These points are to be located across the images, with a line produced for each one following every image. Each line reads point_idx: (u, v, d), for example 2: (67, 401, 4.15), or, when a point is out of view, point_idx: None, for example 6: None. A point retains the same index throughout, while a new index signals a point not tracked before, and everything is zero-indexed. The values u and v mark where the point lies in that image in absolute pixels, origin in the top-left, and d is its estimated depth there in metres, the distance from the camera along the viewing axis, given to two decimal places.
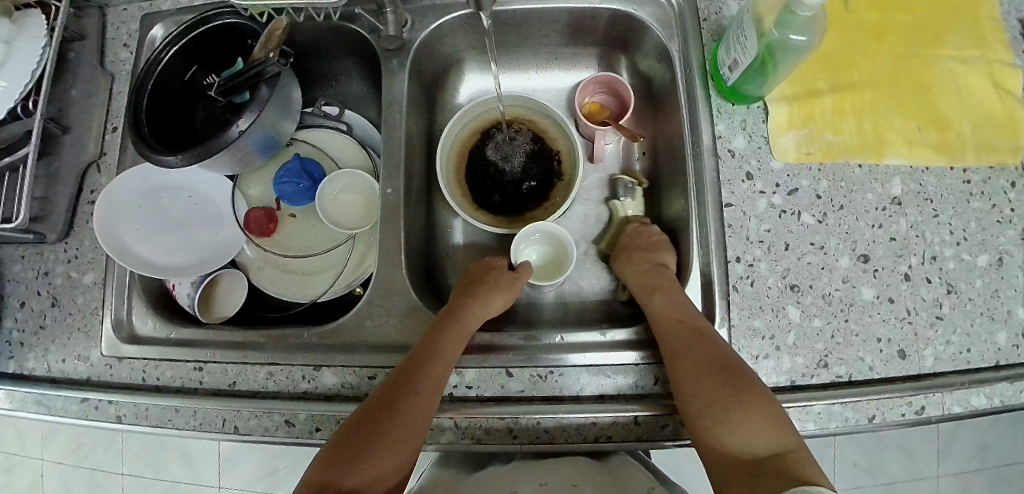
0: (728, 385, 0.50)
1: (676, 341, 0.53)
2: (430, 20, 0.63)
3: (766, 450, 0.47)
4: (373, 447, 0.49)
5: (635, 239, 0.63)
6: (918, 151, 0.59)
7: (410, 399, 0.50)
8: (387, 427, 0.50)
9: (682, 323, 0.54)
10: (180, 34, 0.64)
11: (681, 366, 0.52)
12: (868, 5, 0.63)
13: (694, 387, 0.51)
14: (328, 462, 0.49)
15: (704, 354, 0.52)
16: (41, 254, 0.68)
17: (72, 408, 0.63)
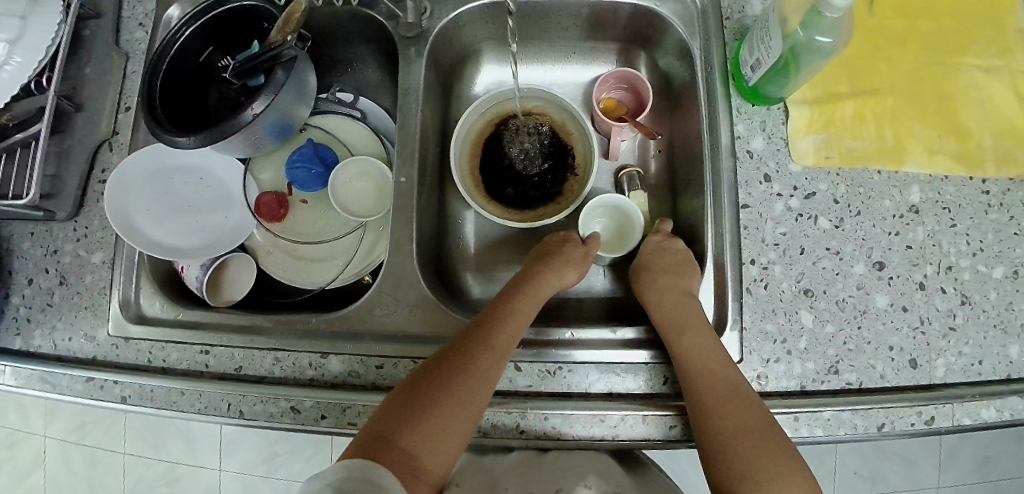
0: (770, 437, 0.49)
1: (715, 386, 0.51)
2: (449, 9, 0.62)
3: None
4: (436, 406, 0.48)
5: (659, 257, 0.61)
6: (938, 160, 0.59)
7: (483, 360, 0.51)
8: (455, 383, 0.49)
9: (717, 374, 0.52)
10: (196, 15, 0.63)
11: (721, 416, 0.50)
12: (893, 9, 0.62)
13: (736, 439, 0.49)
14: (389, 415, 0.48)
15: (744, 412, 0.50)
16: (50, 231, 0.68)
17: (77, 386, 0.62)
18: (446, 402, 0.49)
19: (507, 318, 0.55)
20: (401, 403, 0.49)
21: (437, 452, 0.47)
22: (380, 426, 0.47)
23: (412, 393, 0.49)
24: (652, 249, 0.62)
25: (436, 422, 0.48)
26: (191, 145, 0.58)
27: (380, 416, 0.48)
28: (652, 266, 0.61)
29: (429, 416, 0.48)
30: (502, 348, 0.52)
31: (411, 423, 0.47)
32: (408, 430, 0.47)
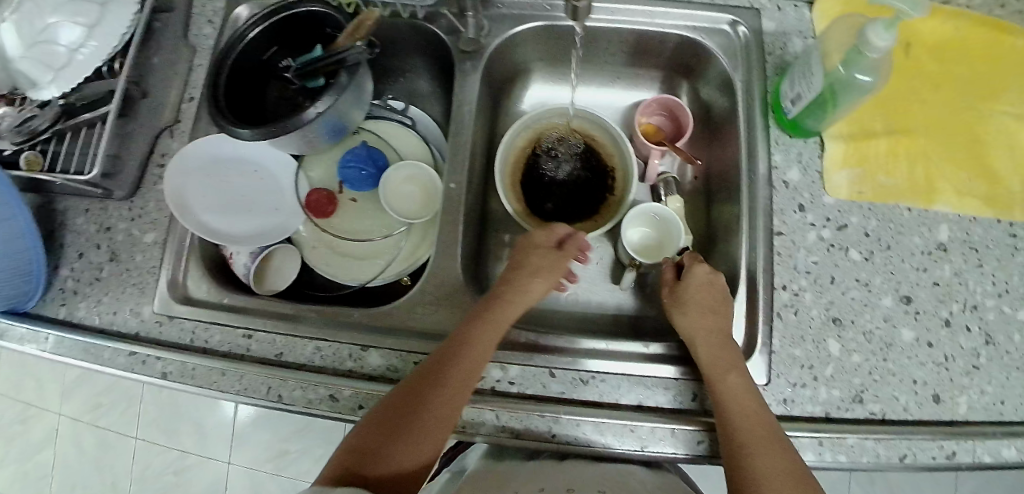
0: (804, 491, 0.48)
1: (752, 433, 0.50)
2: (506, 28, 0.66)
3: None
4: (410, 421, 0.51)
5: (696, 293, 0.59)
6: (967, 201, 0.61)
7: (455, 376, 0.52)
8: (427, 399, 0.51)
9: (753, 420, 0.51)
10: (265, 16, 0.66)
11: (756, 467, 0.49)
12: (929, 54, 0.65)
13: (770, 491, 0.48)
14: (367, 432, 0.51)
15: (778, 463, 0.49)
16: (105, 209, 0.70)
17: (120, 360, 0.65)
18: (419, 418, 0.51)
19: (484, 329, 0.56)
20: (380, 419, 0.51)
21: (410, 464, 0.50)
22: (360, 441, 0.50)
23: (390, 410, 0.52)
24: (690, 283, 0.60)
25: (409, 437, 0.50)
26: (249, 136, 0.61)
27: (359, 432, 0.51)
28: (684, 302, 0.59)
29: (404, 432, 0.50)
30: (473, 363, 0.53)
31: (385, 440, 0.50)
32: (383, 447, 0.50)
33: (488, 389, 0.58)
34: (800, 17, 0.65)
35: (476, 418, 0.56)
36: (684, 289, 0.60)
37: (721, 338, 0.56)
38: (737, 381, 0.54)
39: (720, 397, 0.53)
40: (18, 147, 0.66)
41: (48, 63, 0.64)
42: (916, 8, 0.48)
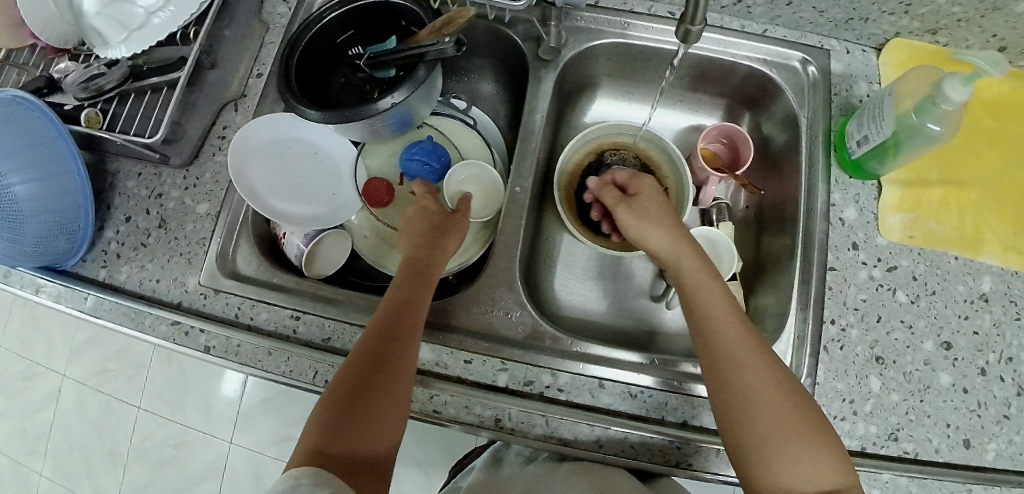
0: (791, 399, 0.49)
1: (734, 349, 0.51)
2: (583, 41, 0.67)
3: (823, 484, 0.47)
4: (369, 402, 0.50)
5: (653, 203, 0.62)
6: (1013, 255, 0.63)
7: (404, 347, 0.53)
8: (381, 377, 0.51)
9: (740, 340, 0.52)
10: (343, 3, 0.66)
11: (740, 376, 0.50)
12: (986, 111, 0.68)
13: (758, 399, 0.49)
14: (323, 425, 0.49)
15: (764, 371, 0.50)
16: (159, 175, 0.70)
17: (161, 328, 0.64)
18: (376, 394, 0.50)
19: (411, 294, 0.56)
20: (333, 407, 0.50)
21: (377, 441, 0.50)
22: (316, 436, 0.48)
23: (342, 394, 0.50)
24: (647, 196, 0.63)
25: (368, 417, 0.50)
26: (318, 119, 0.61)
27: (313, 427, 0.49)
28: (644, 213, 0.61)
29: (363, 414, 0.50)
30: (412, 333, 0.54)
31: (342, 425, 0.49)
32: (344, 435, 0.49)
33: (537, 394, 0.58)
34: (868, 62, 0.68)
35: (525, 421, 0.57)
36: (642, 202, 0.62)
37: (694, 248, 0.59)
38: (711, 294, 0.55)
39: (704, 314, 0.54)
40: (82, 102, 0.66)
41: (124, 23, 0.64)
42: (995, 66, 0.51)
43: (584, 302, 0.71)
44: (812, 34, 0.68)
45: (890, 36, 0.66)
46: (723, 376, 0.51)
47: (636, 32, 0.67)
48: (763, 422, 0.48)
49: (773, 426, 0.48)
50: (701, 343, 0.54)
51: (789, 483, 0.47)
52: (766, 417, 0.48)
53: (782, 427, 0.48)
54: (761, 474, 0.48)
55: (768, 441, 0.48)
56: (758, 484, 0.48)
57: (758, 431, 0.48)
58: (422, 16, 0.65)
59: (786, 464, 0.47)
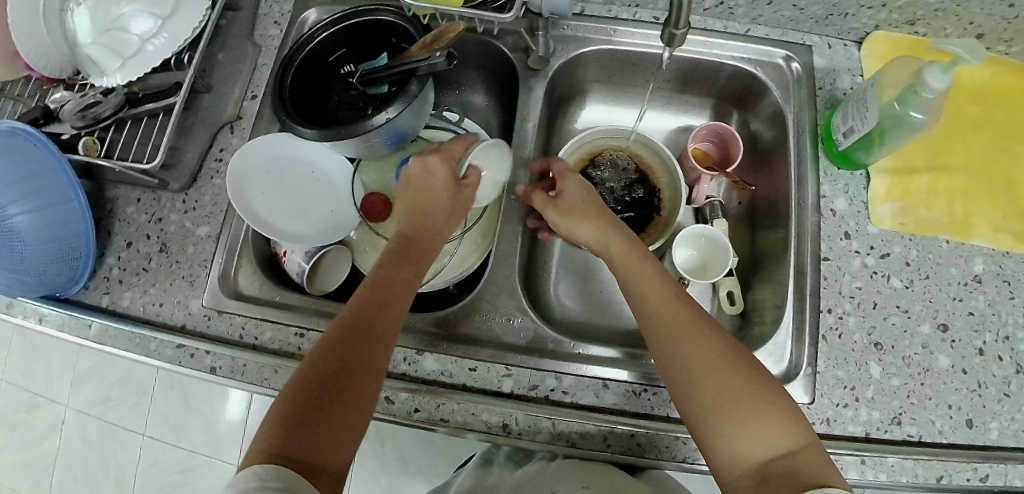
0: (733, 369, 0.49)
1: (670, 325, 0.52)
2: (572, 49, 0.69)
3: (778, 449, 0.45)
4: (340, 393, 0.48)
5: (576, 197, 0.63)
6: (1003, 236, 0.65)
7: (380, 335, 0.52)
8: (352, 367, 0.49)
9: (680, 315, 0.53)
10: (335, 22, 0.68)
11: (683, 347, 0.51)
12: (968, 97, 0.69)
13: (697, 373, 0.49)
14: (285, 420, 0.46)
15: (700, 345, 0.50)
16: (158, 200, 0.70)
17: (167, 352, 0.64)
18: (346, 385, 0.48)
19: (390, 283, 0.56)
20: (297, 398, 0.47)
21: (343, 444, 0.46)
22: (275, 432, 0.45)
23: (308, 389, 0.48)
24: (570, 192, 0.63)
25: (339, 409, 0.47)
26: (313, 137, 0.62)
27: (270, 424, 0.46)
28: (571, 209, 0.62)
29: (331, 404, 0.47)
30: (390, 324, 0.53)
31: (311, 419, 0.46)
32: (307, 430, 0.45)
33: (542, 397, 0.59)
34: (850, 56, 0.69)
35: (533, 425, 0.57)
36: (568, 195, 0.63)
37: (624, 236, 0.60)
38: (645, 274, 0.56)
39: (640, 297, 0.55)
40: (78, 131, 0.66)
41: (118, 50, 0.64)
42: (973, 53, 0.51)
43: (586, 304, 0.71)
44: (795, 32, 0.70)
45: (870, 30, 0.68)
46: (672, 353, 0.51)
47: (621, 38, 0.69)
48: (705, 396, 0.48)
49: (715, 399, 0.48)
50: (642, 326, 0.54)
51: (753, 455, 0.46)
52: (708, 390, 0.48)
53: (724, 399, 0.48)
54: (714, 445, 0.47)
55: (714, 411, 0.48)
56: (716, 457, 0.47)
57: (702, 406, 0.48)
58: (412, 33, 0.66)
59: (737, 430, 0.47)
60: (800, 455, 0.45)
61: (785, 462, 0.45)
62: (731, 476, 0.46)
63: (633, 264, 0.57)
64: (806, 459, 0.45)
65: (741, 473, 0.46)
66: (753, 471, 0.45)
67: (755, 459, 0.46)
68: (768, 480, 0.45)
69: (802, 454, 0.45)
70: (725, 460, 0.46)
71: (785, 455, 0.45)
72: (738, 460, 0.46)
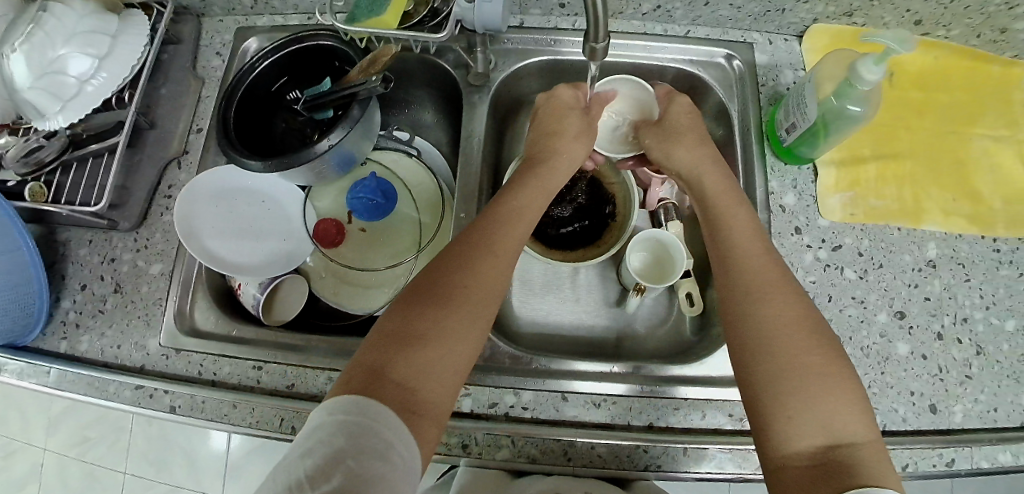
0: (818, 342, 0.48)
1: (761, 282, 0.52)
2: (512, 62, 0.70)
3: (844, 436, 0.44)
4: (435, 338, 0.47)
5: (682, 119, 0.66)
6: (953, 220, 0.65)
7: (486, 270, 0.52)
8: (448, 315, 0.48)
9: (766, 271, 0.52)
10: (274, 50, 0.67)
11: (762, 307, 0.50)
12: (910, 83, 0.70)
13: (781, 336, 0.48)
14: (383, 351, 0.45)
15: (789, 309, 0.50)
16: (110, 241, 0.70)
17: (125, 393, 0.63)
18: (443, 334, 0.47)
19: (502, 219, 0.56)
20: (396, 333, 0.46)
21: (434, 382, 0.45)
22: (372, 360, 0.45)
23: (404, 326, 0.47)
24: (675, 112, 0.66)
25: (433, 356, 0.46)
26: (259, 169, 0.61)
27: (372, 348, 0.46)
28: (673, 133, 0.65)
29: (426, 346, 0.46)
30: (488, 283, 0.51)
31: (409, 357, 0.45)
32: (407, 364, 0.45)
33: (502, 415, 0.59)
34: (791, 50, 0.71)
35: (493, 443, 0.58)
36: (671, 118, 0.66)
37: (719, 175, 0.61)
38: (739, 228, 0.56)
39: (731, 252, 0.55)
40: (24, 178, 0.65)
41: (56, 92, 0.61)
42: (902, 45, 0.50)
43: (546, 315, 0.72)
44: (734, 30, 0.71)
45: (808, 23, 0.69)
46: (753, 306, 0.50)
47: (564, 48, 0.70)
48: (785, 358, 0.47)
49: (796, 363, 0.46)
50: (724, 281, 0.54)
51: (811, 434, 0.44)
52: (790, 353, 0.47)
53: (804, 367, 0.46)
54: (773, 419, 0.45)
55: (786, 380, 0.46)
56: (774, 428, 0.45)
57: (781, 369, 0.46)
58: (353, 57, 0.65)
59: (806, 409, 0.44)
60: (863, 448, 0.43)
61: (847, 450, 0.43)
62: (782, 454, 0.44)
63: (725, 224, 0.57)
64: (868, 453, 0.43)
65: (794, 453, 0.44)
66: (808, 454, 0.43)
67: (816, 442, 0.43)
68: (825, 465, 0.43)
69: (866, 447, 0.43)
70: (781, 435, 0.45)
71: (848, 443, 0.43)
72: (798, 438, 0.44)
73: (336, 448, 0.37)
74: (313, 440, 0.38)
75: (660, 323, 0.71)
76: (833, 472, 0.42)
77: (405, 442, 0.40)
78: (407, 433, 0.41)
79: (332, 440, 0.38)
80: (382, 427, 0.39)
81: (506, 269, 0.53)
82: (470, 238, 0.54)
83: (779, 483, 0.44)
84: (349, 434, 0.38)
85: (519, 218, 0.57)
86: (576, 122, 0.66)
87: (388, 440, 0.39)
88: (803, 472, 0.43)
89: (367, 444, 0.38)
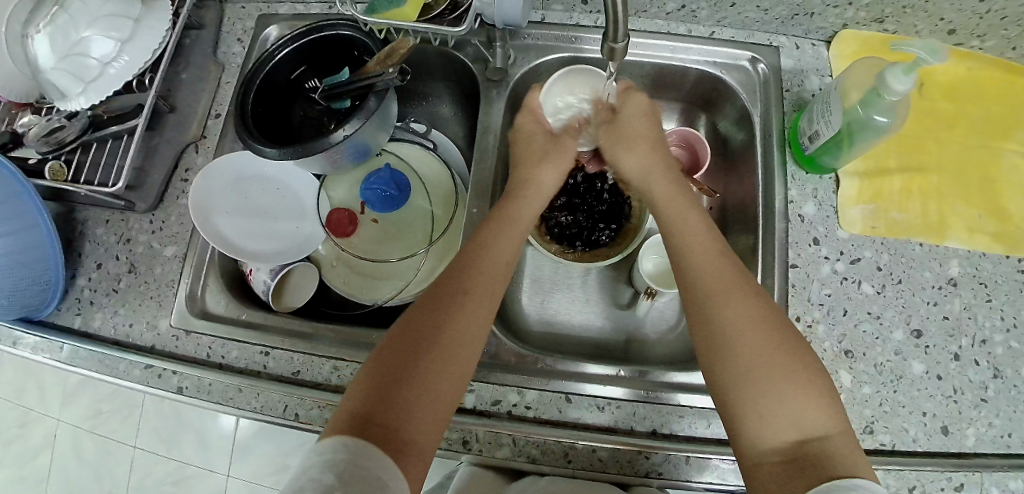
0: (779, 336, 0.47)
1: (719, 284, 0.50)
2: (531, 57, 0.70)
3: (813, 430, 0.43)
4: (417, 383, 0.46)
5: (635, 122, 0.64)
6: (978, 237, 0.63)
7: (471, 305, 0.52)
8: (427, 361, 0.48)
9: (722, 272, 0.51)
10: (295, 38, 0.67)
11: (722, 311, 0.48)
12: (940, 94, 0.67)
13: (746, 335, 0.47)
14: (365, 398, 0.45)
15: (749, 309, 0.48)
16: (126, 221, 0.71)
17: (135, 372, 0.64)
18: (431, 366, 0.47)
19: (488, 253, 0.55)
20: (377, 379, 0.46)
21: (422, 422, 0.45)
22: (356, 407, 0.45)
23: (385, 371, 0.47)
24: (629, 115, 0.65)
25: (415, 397, 0.46)
26: (275, 156, 0.60)
27: (355, 396, 0.46)
28: (624, 137, 0.64)
29: (408, 389, 0.46)
30: (465, 322, 0.51)
31: (391, 399, 0.45)
32: (389, 405, 0.45)
33: (504, 413, 0.59)
34: (819, 55, 0.69)
35: (494, 441, 0.57)
36: (625, 119, 0.65)
37: (670, 181, 0.60)
38: (693, 228, 0.55)
39: (683, 250, 0.53)
40: (45, 155, 0.66)
41: (77, 74, 0.64)
42: (934, 55, 0.49)
43: (554, 314, 0.71)
44: (760, 32, 0.70)
45: (838, 28, 0.68)
46: (712, 310, 0.49)
47: (586, 45, 0.69)
48: (748, 357, 0.46)
49: (760, 361, 0.45)
50: (681, 283, 0.52)
51: (779, 431, 0.43)
52: (754, 351, 0.46)
53: (770, 366, 0.45)
54: (744, 417, 0.45)
55: (752, 379, 0.45)
56: (745, 427, 0.45)
57: (744, 368, 0.46)
58: (372, 48, 0.65)
59: (774, 405, 0.44)
60: (834, 440, 0.43)
61: (818, 444, 0.42)
62: (755, 452, 0.44)
63: (679, 222, 0.56)
64: (839, 444, 0.42)
65: (768, 450, 0.43)
66: (780, 449, 0.43)
67: (786, 437, 0.43)
68: (796, 460, 0.42)
69: (836, 438, 0.43)
70: (754, 435, 0.44)
71: (818, 437, 0.43)
72: (767, 436, 0.43)
73: (328, 485, 0.38)
74: (304, 478, 0.38)
75: (669, 329, 0.70)
76: (805, 468, 0.41)
77: (394, 478, 0.41)
78: (396, 471, 0.41)
79: (323, 478, 0.38)
80: (371, 466, 0.40)
81: (486, 307, 0.53)
82: (449, 280, 0.53)
83: (756, 480, 0.43)
84: (340, 473, 0.39)
85: (499, 252, 0.56)
86: (541, 145, 0.65)
87: (379, 477, 0.40)
88: (779, 467, 0.42)
89: (360, 482, 0.39)
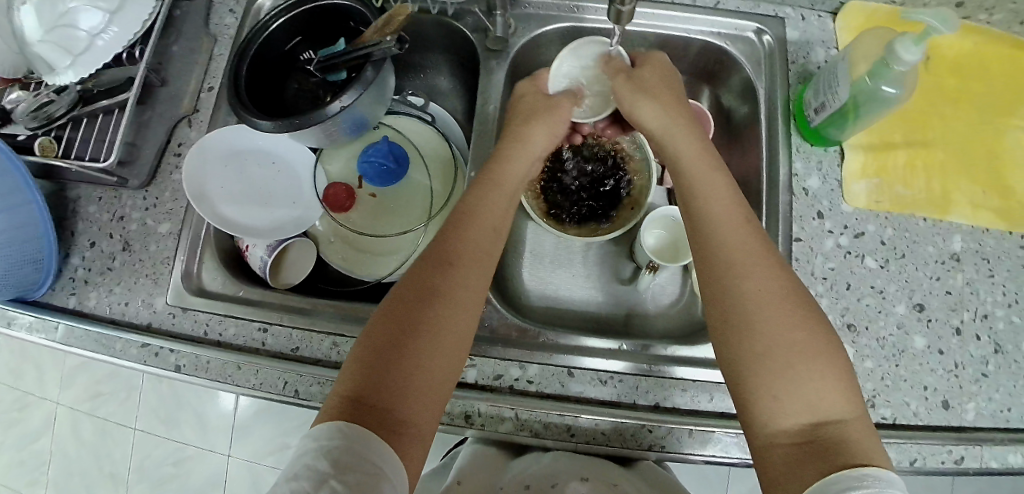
0: (801, 319, 0.46)
1: (738, 261, 0.49)
2: (531, 29, 0.68)
3: (830, 412, 0.43)
4: (414, 357, 0.46)
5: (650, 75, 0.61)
6: (982, 213, 0.62)
7: (466, 275, 0.51)
8: (424, 339, 0.47)
9: (742, 244, 0.49)
10: (289, 9, 0.65)
11: (740, 288, 0.47)
12: (948, 69, 0.66)
13: (762, 308, 0.46)
14: (361, 376, 0.45)
15: (772, 285, 0.47)
16: (119, 199, 0.70)
17: (133, 351, 0.64)
18: (434, 335, 0.48)
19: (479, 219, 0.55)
20: (378, 350, 0.46)
21: (422, 395, 0.46)
22: (358, 378, 0.45)
23: (384, 346, 0.46)
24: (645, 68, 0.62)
25: (417, 367, 0.46)
26: (270, 129, 0.58)
27: (349, 378, 0.45)
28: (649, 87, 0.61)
29: (411, 361, 0.46)
30: (464, 289, 0.51)
31: (389, 374, 0.45)
32: (390, 381, 0.45)
33: (507, 387, 0.58)
34: (824, 27, 0.68)
35: (496, 415, 0.57)
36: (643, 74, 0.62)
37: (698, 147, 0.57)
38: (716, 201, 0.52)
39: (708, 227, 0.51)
40: (34, 131, 0.64)
41: (66, 48, 0.62)
42: (945, 23, 0.47)
43: (554, 291, 0.71)
44: (766, 3, 0.68)
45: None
46: (724, 282, 0.49)
47: (588, 15, 0.68)
48: (768, 335, 0.45)
49: (784, 338, 0.45)
50: (704, 260, 0.51)
51: (793, 413, 0.43)
52: (776, 329, 0.45)
53: (790, 346, 0.44)
54: (759, 397, 0.44)
55: (768, 358, 0.44)
56: (758, 407, 0.44)
57: (761, 350, 0.45)
58: (368, 17, 0.63)
59: (791, 386, 0.43)
60: (849, 425, 0.42)
61: (834, 427, 0.42)
62: (768, 432, 0.43)
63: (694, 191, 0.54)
64: (855, 429, 0.42)
65: (780, 430, 0.43)
66: (794, 432, 0.43)
67: (800, 421, 0.43)
68: (810, 443, 0.42)
69: (852, 424, 0.43)
70: (767, 416, 0.44)
71: (834, 420, 0.43)
72: (783, 418, 0.43)
73: (321, 473, 0.38)
74: (298, 466, 0.39)
75: (671, 304, 0.69)
76: (821, 451, 0.41)
77: (389, 461, 0.41)
78: (392, 453, 0.42)
79: (316, 464, 0.39)
80: (367, 452, 0.40)
81: (479, 272, 0.52)
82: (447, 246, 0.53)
83: (765, 464, 0.43)
84: (336, 460, 0.39)
85: (484, 228, 0.55)
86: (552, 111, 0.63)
87: (377, 467, 0.40)
88: (790, 450, 0.42)
89: (354, 469, 0.39)
